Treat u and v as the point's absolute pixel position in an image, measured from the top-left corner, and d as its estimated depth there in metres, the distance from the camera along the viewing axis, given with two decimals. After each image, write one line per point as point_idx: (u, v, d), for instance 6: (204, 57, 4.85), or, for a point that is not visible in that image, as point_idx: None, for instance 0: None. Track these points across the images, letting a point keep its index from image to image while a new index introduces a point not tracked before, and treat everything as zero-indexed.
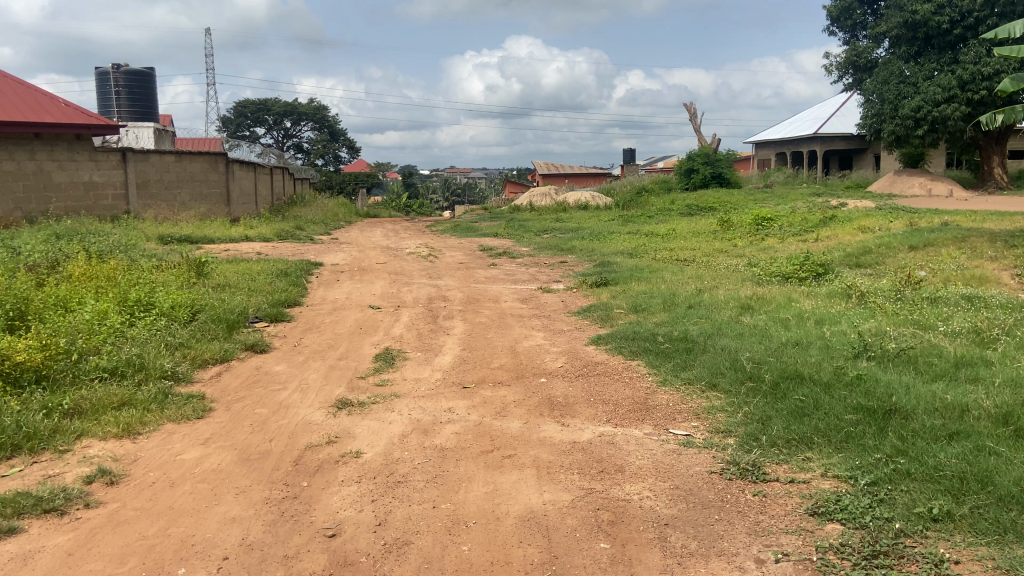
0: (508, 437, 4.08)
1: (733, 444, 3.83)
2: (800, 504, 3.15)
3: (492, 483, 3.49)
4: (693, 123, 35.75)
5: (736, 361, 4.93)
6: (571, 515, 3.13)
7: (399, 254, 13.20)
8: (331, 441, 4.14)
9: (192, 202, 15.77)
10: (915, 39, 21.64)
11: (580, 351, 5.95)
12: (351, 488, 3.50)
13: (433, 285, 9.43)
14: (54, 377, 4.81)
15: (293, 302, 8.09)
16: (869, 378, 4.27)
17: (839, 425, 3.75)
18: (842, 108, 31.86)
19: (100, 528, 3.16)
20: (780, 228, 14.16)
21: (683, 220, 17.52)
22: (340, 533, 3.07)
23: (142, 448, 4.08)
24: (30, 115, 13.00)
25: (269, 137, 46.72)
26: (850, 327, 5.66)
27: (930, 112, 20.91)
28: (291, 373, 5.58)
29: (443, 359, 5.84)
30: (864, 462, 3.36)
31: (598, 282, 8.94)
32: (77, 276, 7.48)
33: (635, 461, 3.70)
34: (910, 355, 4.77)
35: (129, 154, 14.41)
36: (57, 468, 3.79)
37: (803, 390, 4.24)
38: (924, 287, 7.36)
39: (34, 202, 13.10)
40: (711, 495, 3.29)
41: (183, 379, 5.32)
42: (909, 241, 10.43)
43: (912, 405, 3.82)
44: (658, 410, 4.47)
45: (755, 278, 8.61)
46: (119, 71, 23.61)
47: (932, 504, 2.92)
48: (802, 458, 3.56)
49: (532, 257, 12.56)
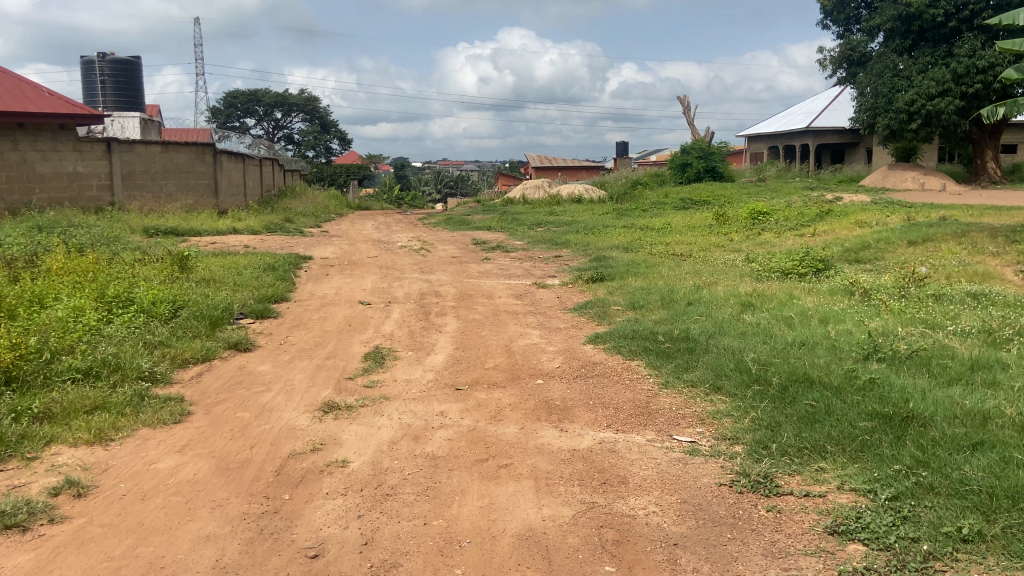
0: (505, 444, 3.86)
1: (741, 453, 3.62)
2: (818, 521, 2.95)
3: (487, 496, 3.26)
4: (686, 115, 35.39)
5: (741, 362, 4.72)
6: (572, 534, 2.92)
7: (389, 247, 12.93)
8: (315, 449, 3.90)
9: (179, 193, 15.45)
10: (909, 32, 21.41)
11: (577, 350, 5.74)
12: (336, 502, 3.27)
13: (425, 280, 9.18)
14: (24, 378, 4.55)
15: (280, 298, 7.84)
16: (882, 382, 4.07)
17: (853, 433, 3.54)
18: (835, 103, 31.57)
19: (65, 546, 2.91)
20: (777, 222, 13.94)
21: (677, 213, 17.30)
22: (323, 553, 2.85)
23: (114, 456, 3.85)
24: (13, 104, 12.69)
25: (259, 127, 46.29)
26: (858, 326, 5.44)
27: (924, 106, 20.75)
28: (276, 374, 5.34)
29: (436, 358, 5.62)
30: (883, 474, 3.15)
31: (593, 278, 8.71)
32: (55, 272, 7.20)
33: (639, 471, 3.48)
34: (922, 356, 4.56)
35: (114, 144, 14.06)
36: (22, 478, 3.54)
37: (813, 394, 4.02)
38: (928, 283, 7.15)
39: (17, 193, 12.80)
40: (722, 510, 3.08)
41: (161, 380, 5.08)
42: (908, 236, 10.23)
43: (930, 412, 3.60)
44: (662, 415, 4.25)
45: (754, 273, 8.42)
46: (105, 60, 23.22)
47: (960, 522, 2.71)
48: (815, 469, 3.35)
49: (525, 251, 12.31)
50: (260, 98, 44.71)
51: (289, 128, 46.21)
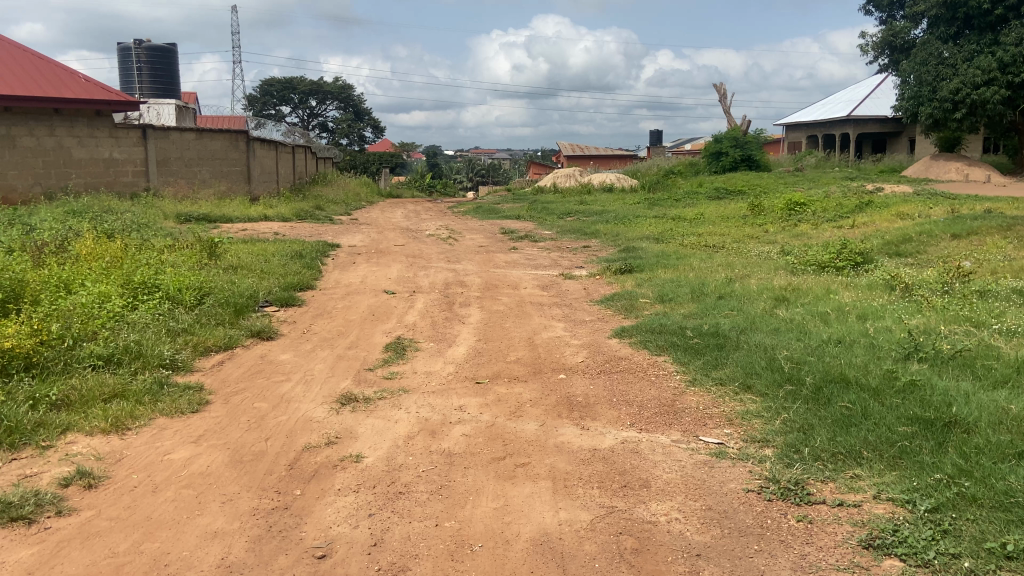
0: (523, 442, 3.73)
1: (771, 457, 3.45)
2: (852, 533, 2.78)
3: (502, 497, 3.14)
4: (723, 103, 34.68)
5: (773, 361, 4.52)
6: (589, 541, 2.78)
7: (417, 235, 12.83)
8: (330, 442, 3.82)
9: (213, 180, 15.39)
10: (954, 20, 20.75)
11: (602, 344, 5.59)
12: (348, 499, 3.17)
13: (451, 270, 9.09)
14: (44, 364, 4.50)
15: (307, 286, 7.79)
16: (923, 385, 3.85)
17: (891, 438, 3.35)
18: (877, 91, 30.76)
19: (69, 541, 2.85)
20: (813, 213, 13.58)
21: (711, 203, 17.02)
22: (330, 554, 2.75)
23: (129, 446, 3.79)
24: (50, 89, 12.79)
25: (295, 116, 46.55)
26: (897, 324, 5.21)
27: (969, 95, 20.12)
28: (297, 364, 5.27)
29: (457, 350, 5.51)
30: (923, 483, 2.96)
31: (622, 269, 8.53)
32: (84, 257, 7.20)
33: (662, 474, 3.33)
34: (966, 357, 4.33)
35: (150, 130, 14.15)
36: (35, 467, 3.50)
37: (850, 396, 3.83)
38: (973, 279, 6.85)
39: (53, 178, 12.96)
40: (749, 519, 2.92)
41: (182, 368, 5.03)
42: (951, 229, 9.89)
43: (975, 417, 3.39)
44: (688, 414, 4.09)
45: (789, 266, 8.16)
46: (142, 47, 23.43)
47: (1004, 538, 2.52)
48: (849, 476, 3.17)
49: (554, 241, 12.15)
50: (296, 86, 44.94)
51: (323, 116, 46.37)
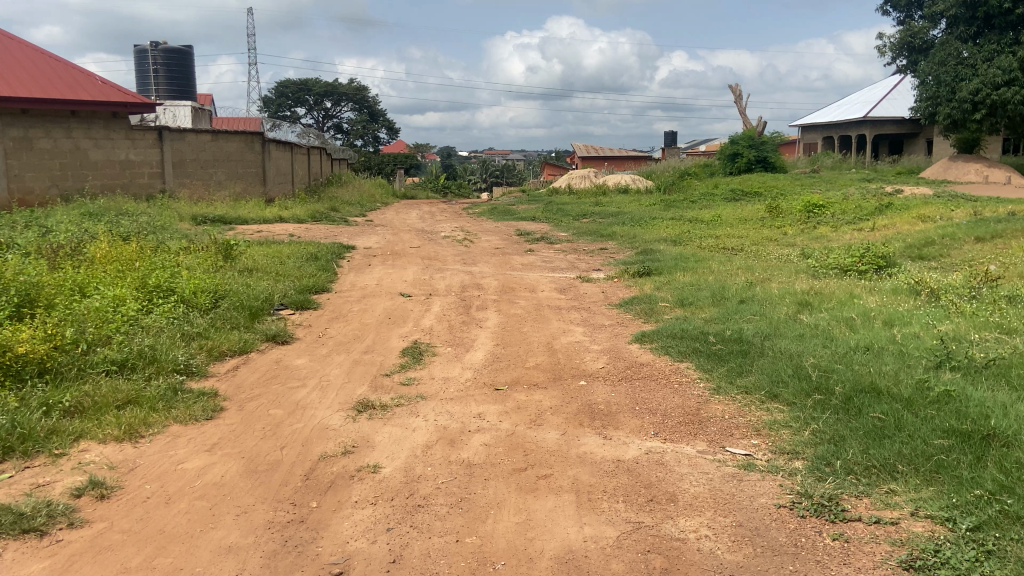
0: (544, 452, 3.63)
1: (802, 470, 3.34)
2: (889, 552, 2.68)
3: (524, 511, 3.05)
4: (738, 104, 34.41)
5: (800, 369, 4.40)
6: (616, 559, 2.68)
7: (433, 237, 12.76)
8: (347, 451, 3.74)
9: (228, 181, 15.41)
10: (974, 19, 20.45)
11: (622, 349, 5.48)
12: (365, 512, 3.09)
13: (467, 272, 9.00)
14: (58, 370, 4.43)
15: (322, 288, 7.71)
16: (958, 395, 3.71)
17: (927, 451, 3.22)
18: (895, 92, 30.39)
19: (80, 555, 2.78)
20: (832, 216, 13.40)
21: (728, 205, 16.89)
22: (347, 571, 2.66)
23: (142, 455, 3.72)
24: (66, 91, 12.81)
25: (309, 117, 46.64)
26: (926, 330, 5.06)
27: (989, 96, 19.88)
28: (312, 369, 5.19)
29: (475, 355, 5.41)
30: (962, 500, 2.84)
31: (640, 272, 8.41)
32: (98, 260, 7.17)
33: (689, 488, 3.23)
34: (1001, 366, 4.18)
35: (165, 132, 14.16)
36: (47, 476, 3.44)
37: (882, 407, 3.70)
38: (999, 283, 6.69)
39: (70, 180, 12.98)
40: (783, 537, 2.81)
41: (197, 373, 4.97)
42: (974, 232, 9.71)
43: (1014, 430, 3.24)
44: (713, 425, 3.97)
45: (810, 270, 8.02)
46: (158, 49, 23.52)
47: None
48: (884, 491, 3.06)
49: (570, 242, 12.06)
50: (311, 87, 45.04)
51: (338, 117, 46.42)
